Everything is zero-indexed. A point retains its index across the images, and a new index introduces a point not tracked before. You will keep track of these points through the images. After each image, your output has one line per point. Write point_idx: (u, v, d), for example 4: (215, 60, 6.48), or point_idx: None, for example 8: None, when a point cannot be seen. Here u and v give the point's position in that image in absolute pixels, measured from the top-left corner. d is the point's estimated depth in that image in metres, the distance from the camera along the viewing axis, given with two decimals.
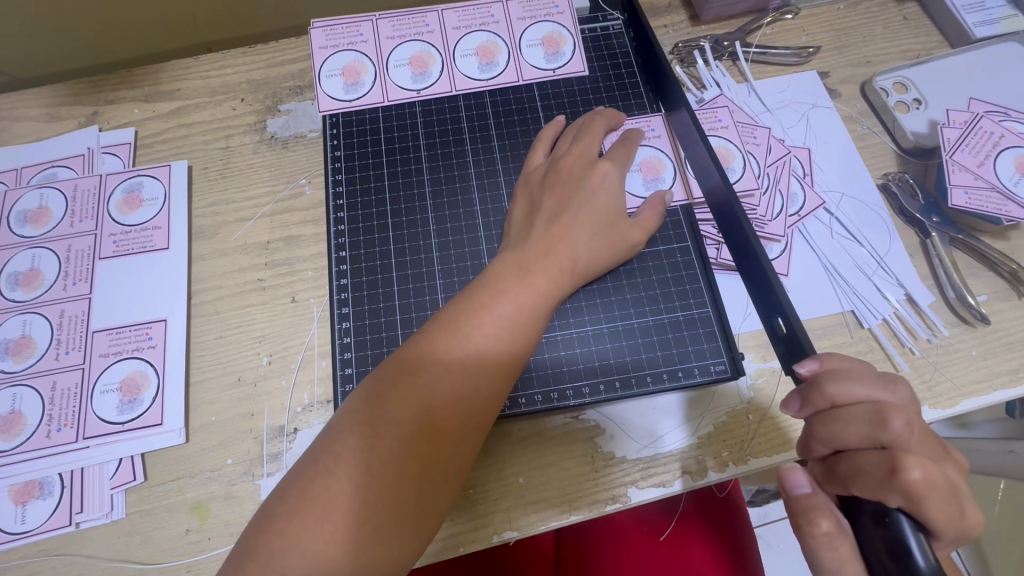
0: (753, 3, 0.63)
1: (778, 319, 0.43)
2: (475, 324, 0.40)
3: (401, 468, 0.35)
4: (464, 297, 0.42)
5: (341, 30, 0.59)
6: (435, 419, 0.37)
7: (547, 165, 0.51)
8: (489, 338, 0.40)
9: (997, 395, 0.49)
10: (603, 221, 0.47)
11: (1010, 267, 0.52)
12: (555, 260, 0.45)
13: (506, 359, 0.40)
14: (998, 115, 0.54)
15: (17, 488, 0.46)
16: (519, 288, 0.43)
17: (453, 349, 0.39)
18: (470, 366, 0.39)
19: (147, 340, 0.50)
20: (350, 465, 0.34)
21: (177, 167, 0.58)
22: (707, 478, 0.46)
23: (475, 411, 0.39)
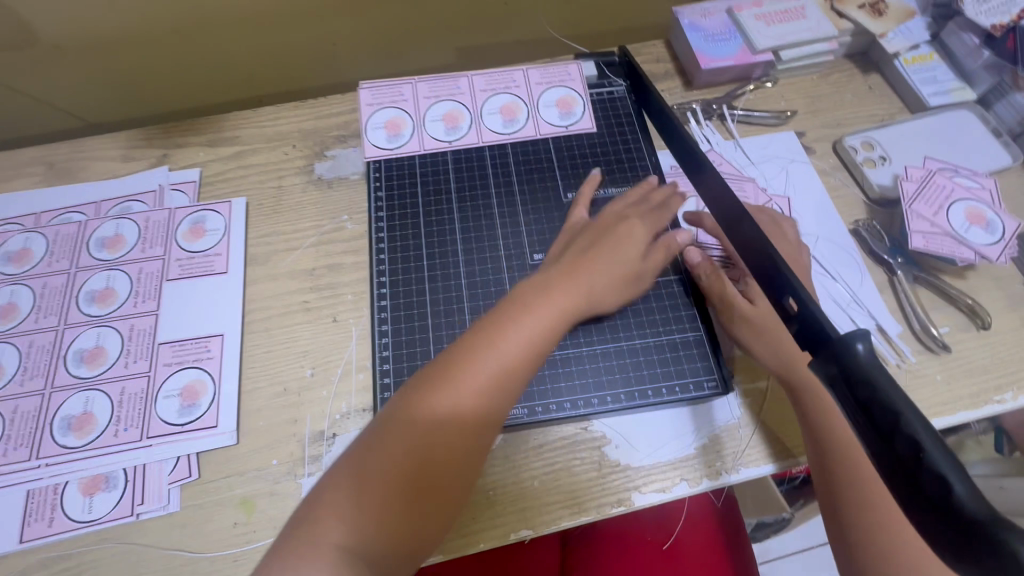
0: (737, 73, 0.73)
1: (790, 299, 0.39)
2: (462, 373, 0.45)
3: (386, 508, 0.41)
4: (458, 348, 0.47)
5: (386, 90, 0.68)
6: (421, 462, 0.43)
7: (577, 227, 0.58)
8: (478, 390, 0.45)
9: (960, 416, 0.55)
10: (605, 257, 0.53)
11: (967, 302, 0.59)
12: (572, 282, 0.51)
13: (488, 410, 0.45)
14: (949, 172, 0.62)
15: (86, 481, 0.51)
16: (511, 334, 0.47)
17: (441, 402, 0.44)
18: (453, 415, 0.44)
19: (206, 352, 0.57)
20: (345, 507, 0.40)
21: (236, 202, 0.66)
22: (702, 484, 0.52)
23: (459, 454, 0.44)
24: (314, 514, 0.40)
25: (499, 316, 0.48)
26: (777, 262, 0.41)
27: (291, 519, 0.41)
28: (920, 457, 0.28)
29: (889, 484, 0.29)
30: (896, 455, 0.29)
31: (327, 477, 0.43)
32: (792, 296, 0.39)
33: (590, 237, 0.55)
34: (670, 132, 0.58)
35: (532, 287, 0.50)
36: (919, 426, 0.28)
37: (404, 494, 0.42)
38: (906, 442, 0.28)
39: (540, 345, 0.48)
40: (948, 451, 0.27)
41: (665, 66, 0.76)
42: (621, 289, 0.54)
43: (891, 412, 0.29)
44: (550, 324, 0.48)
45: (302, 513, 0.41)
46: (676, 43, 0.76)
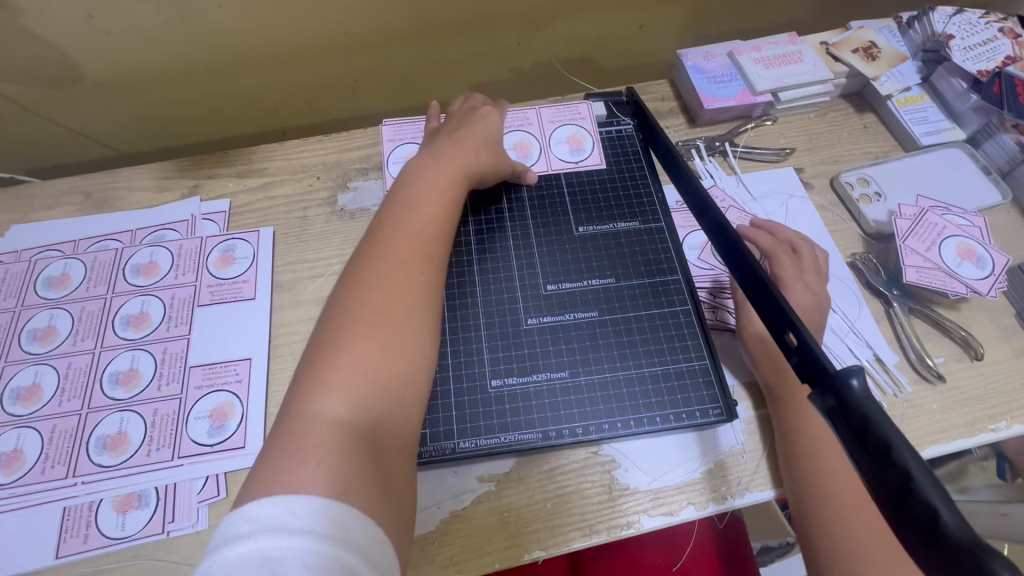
0: (738, 112, 0.77)
1: (789, 334, 0.42)
2: (379, 273, 0.47)
3: (359, 397, 0.41)
4: (365, 265, 0.48)
5: (407, 129, 0.76)
6: (373, 349, 0.43)
7: (436, 142, 0.65)
8: (395, 269, 0.48)
9: (955, 444, 0.57)
10: (467, 167, 0.60)
11: (960, 334, 0.62)
12: (454, 193, 0.57)
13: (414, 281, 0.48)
14: (940, 209, 0.66)
15: (119, 499, 0.54)
16: (412, 239, 0.51)
17: (362, 304, 0.45)
18: (386, 306, 0.46)
19: (235, 375, 0.60)
20: (320, 416, 0.39)
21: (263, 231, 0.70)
22: (708, 509, 0.54)
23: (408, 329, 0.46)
24: (287, 426, 0.39)
25: (397, 219, 0.52)
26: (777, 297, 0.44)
27: (260, 457, 0.38)
28: (910, 486, 0.30)
29: (884, 510, 0.32)
30: (889, 484, 0.31)
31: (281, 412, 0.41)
32: (792, 332, 0.41)
33: (428, 163, 0.59)
34: (670, 162, 0.61)
35: (397, 202, 0.54)
36: (909, 457, 0.31)
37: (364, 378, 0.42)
38: (897, 471, 0.31)
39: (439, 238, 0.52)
40: (933, 478, 0.30)
41: (670, 105, 0.80)
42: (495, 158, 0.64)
43: (884, 442, 0.32)
44: (441, 215, 0.54)
45: (271, 442, 0.39)
46: (680, 83, 0.81)
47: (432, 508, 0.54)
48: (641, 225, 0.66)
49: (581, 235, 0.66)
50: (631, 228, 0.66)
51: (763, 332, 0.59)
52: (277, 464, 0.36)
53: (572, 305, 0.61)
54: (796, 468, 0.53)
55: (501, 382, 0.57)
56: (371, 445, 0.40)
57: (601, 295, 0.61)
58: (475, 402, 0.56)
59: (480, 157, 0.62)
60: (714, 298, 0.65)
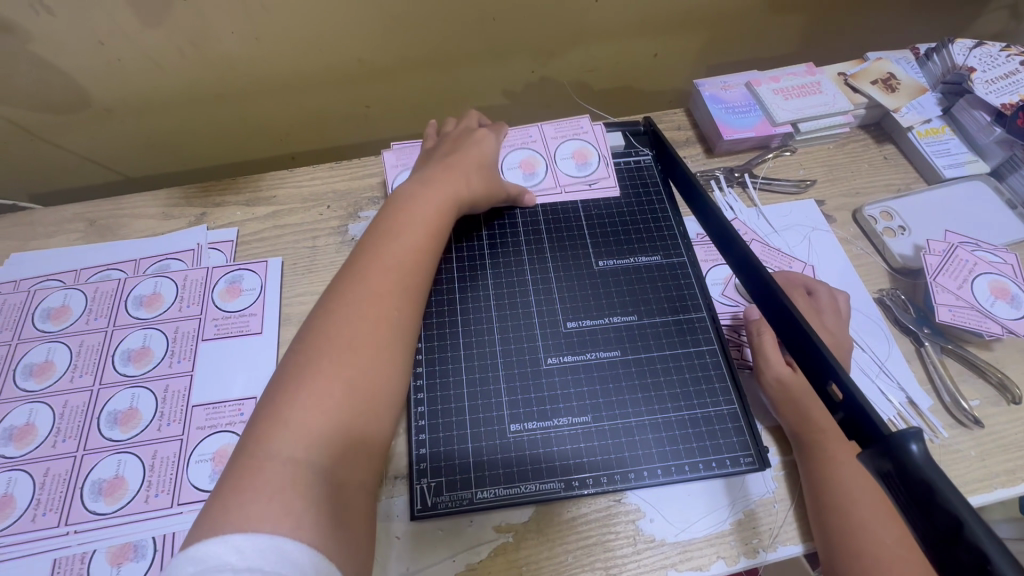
0: (757, 142, 0.76)
1: (831, 385, 0.40)
2: (352, 301, 0.47)
3: (320, 431, 0.40)
4: (335, 290, 0.48)
5: (408, 153, 0.73)
6: (340, 380, 0.43)
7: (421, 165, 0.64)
8: (370, 298, 0.47)
9: (998, 494, 0.54)
10: (456, 190, 0.58)
11: (996, 376, 0.59)
12: (442, 212, 0.56)
13: (388, 307, 0.47)
14: (969, 245, 0.64)
15: (114, 550, 0.50)
16: (389, 263, 0.50)
17: (331, 332, 0.45)
18: (353, 334, 0.45)
19: (239, 415, 0.57)
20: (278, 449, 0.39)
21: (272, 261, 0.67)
22: (739, 564, 0.51)
23: (377, 360, 0.45)
24: (242, 460, 0.39)
25: (378, 242, 0.51)
26: (807, 331, 0.42)
27: (211, 495, 0.37)
28: (987, 568, 0.27)
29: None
30: (962, 565, 0.28)
31: (239, 444, 0.40)
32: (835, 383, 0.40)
33: (414, 183, 0.58)
34: (693, 196, 0.59)
35: (383, 225, 0.53)
36: (982, 533, 0.28)
37: (328, 411, 0.41)
38: (972, 550, 0.28)
39: (421, 261, 0.52)
40: (1012, 557, 0.27)
41: (687, 134, 0.79)
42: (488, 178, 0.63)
43: (952, 515, 0.29)
44: (425, 240, 0.53)
45: (227, 475, 0.38)
46: (697, 112, 0.79)
47: (449, 561, 0.51)
48: (663, 260, 0.64)
49: (601, 269, 0.64)
50: (653, 263, 0.64)
51: (784, 377, 0.56)
52: (229, 497, 0.36)
53: (593, 344, 0.58)
54: (823, 519, 0.50)
55: (521, 428, 0.54)
56: (331, 483, 0.39)
57: (623, 334, 0.59)
58: (494, 449, 0.53)
59: (471, 181, 0.60)
60: (739, 336, 0.62)
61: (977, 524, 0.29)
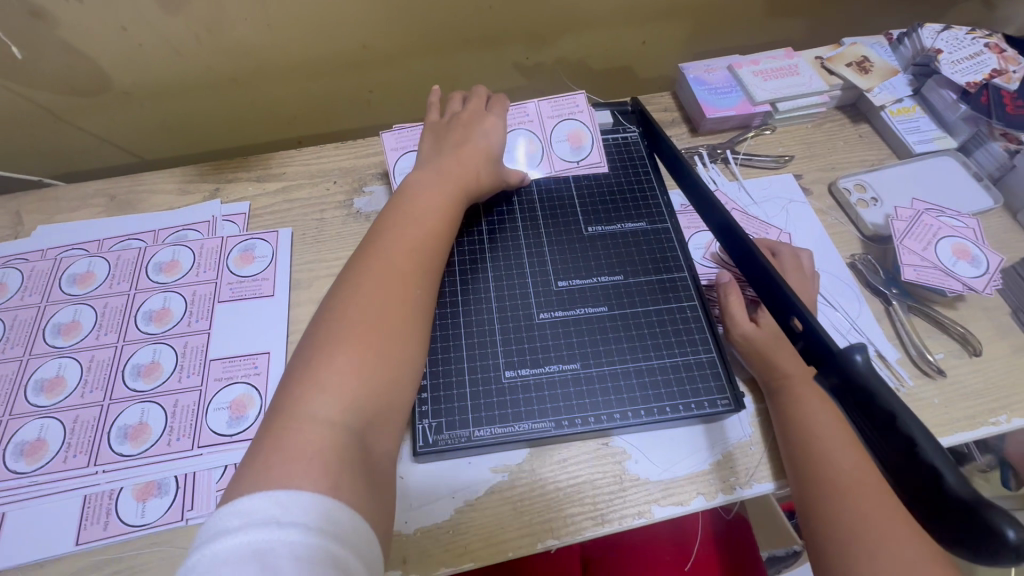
0: (738, 121, 0.80)
1: (794, 319, 0.44)
2: (374, 282, 0.49)
3: (353, 391, 0.43)
4: (356, 265, 0.51)
5: (408, 134, 0.76)
6: (368, 345, 0.46)
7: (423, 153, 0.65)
8: (391, 272, 0.50)
9: (958, 436, 0.58)
10: (467, 183, 0.62)
11: (959, 330, 0.64)
12: (455, 195, 0.60)
13: (408, 278, 0.51)
14: (935, 212, 0.69)
15: (140, 487, 0.55)
16: (406, 240, 0.53)
17: (357, 301, 0.48)
18: (378, 303, 0.48)
19: (254, 368, 0.61)
20: (312, 419, 0.41)
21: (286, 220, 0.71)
22: (718, 499, 0.55)
23: (400, 328, 0.48)
24: (274, 430, 0.41)
25: (397, 230, 0.54)
26: (779, 283, 0.46)
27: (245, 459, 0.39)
28: (915, 452, 0.32)
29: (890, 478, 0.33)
30: (895, 453, 0.33)
31: (268, 417, 0.42)
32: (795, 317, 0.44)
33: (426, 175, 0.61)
34: (681, 169, 0.63)
35: (401, 207, 0.57)
36: (912, 425, 0.32)
37: (358, 374, 0.44)
38: (903, 439, 0.32)
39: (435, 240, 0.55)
40: (936, 441, 0.32)
41: (673, 115, 0.83)
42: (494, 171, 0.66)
43: (889, 412, 0.34)
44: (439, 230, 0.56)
45: (261, 439, 0.40)
46: (682, 94, 0.84)
47: (448, 497, 0.55)
48: (648, 226, 0.69)
49: (590, 235, 0.68)
50: (638, 229, 0.69)
51: (748, 333, 0.60)
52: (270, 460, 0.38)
53: (582, 301, 0.63)
54: (793, 456, 0.54)
55: (514, 373, 0.58)
56: (361, 446, 0.42)
57: (610, 292, 0.64)
58: (489, 393, 0.58)
59: (480, 175, 0.64)
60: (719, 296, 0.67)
61: (909, 418, 0.33)
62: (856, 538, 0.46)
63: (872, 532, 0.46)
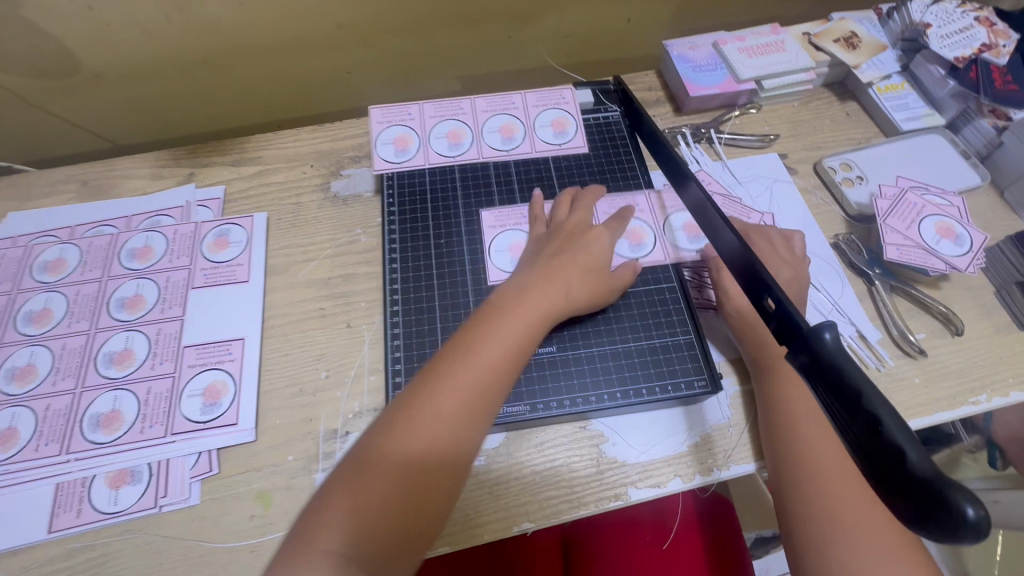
0: (722, 100, 0.79)
1: (767, 299, 0.43)
2: (452, 376, 0.48)
3: (377, 522, 0.42)
4: (444, 358, 0.49)
5: (395, 110, 0.74)
6: (413, 469, 0.44)
7: (550, 230, 0.64)
8: (476, 367, 0.48)
9: (938, 416, 0.58)
10: (551, 307, 0.55)
11: (941, 310, 0.63)
12: (550, 292, 0.56)
13: (479, 418, 0.47)
14: (920, 190, 0.67)
15: (112, 475, 0.54)
16: (493, 348, 0.50)
17: (430, 412, 0.46)
18: (448, 426, 0.46)
19: (228, 354, 0.61)
20: (338, 524, 0.41)
21: (509, 240, 0.66)
22: (695, 481, 0.55)
23: (454, 465, 0.46)
24: (311, 524, 0.42)
25: (490, 320, 0.52)
26: (753, 262, 0.45)
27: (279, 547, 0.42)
28: (879, 430, 0.31)
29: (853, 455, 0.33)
30: (860, 431, 0.32)
31: (309, 509, 0.43)
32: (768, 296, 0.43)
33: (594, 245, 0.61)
34: (660, 148, 0.61)
35: (512, 291, 0.55)
36: (878, 403, 0.32)
37: (389, 497, 0.43)
38: (867, 417, 0.32)
39: (516, 371, 0.51)
40: (901, 419, 0.31)
41: (657, 94, 0.82)
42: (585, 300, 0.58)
43: (855, 389, 0.33)
44: (518, 348, 0.52)
45: (295, 529, 0.42)
46: (667, 73, 0.82)
47: None
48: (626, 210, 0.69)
49: None
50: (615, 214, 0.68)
51: (744, 312, 0.60)
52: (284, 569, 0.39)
53: None
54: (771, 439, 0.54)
55: None
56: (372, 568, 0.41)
57: None
58: None
59: (572, 291, 0.57)
60: (700, 277, 0.66)
61: (875, 395, 0.32)
62: (826, 519, 0.47)
63: (840, 517, 0.47)
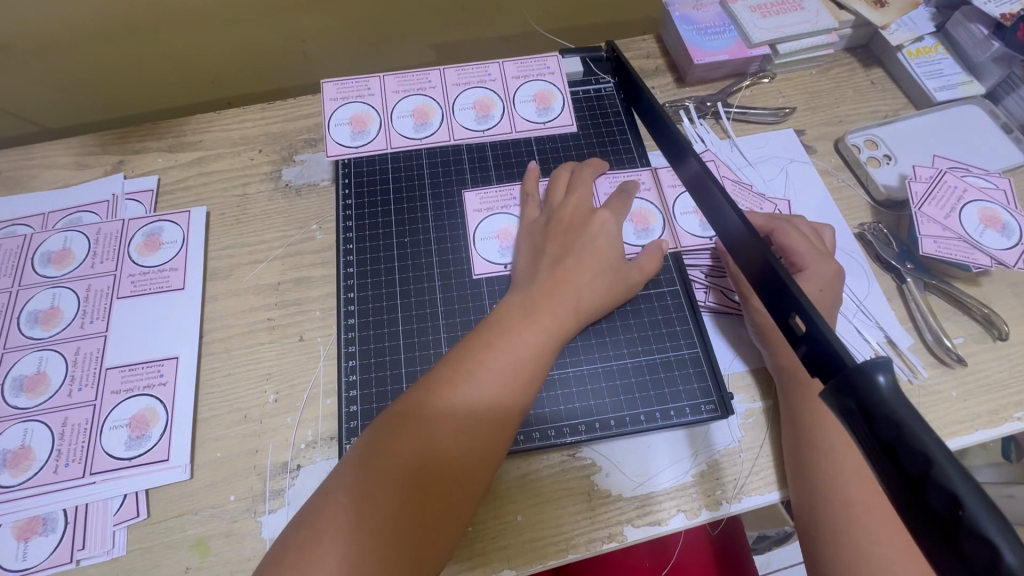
0: (731, 68, 0.69)
1: (794, 317, 0.35)
2: (477, 360, 0.44)
3: (390, 501, 0.38)
4: (474, 336, 0.46)
5: (351, 84, 0.64)
6: (429, 465, 0.40)
7: (545, 215, 0.56)
8: (504, 352, 0.45)
9: (979, 435, 0.51)
10: (571, 300, 0.49)
11: (983, 311, 0.55)
12: (558, 302, 0.49)
13: (509, 402, 0.44)
14: (961, 171, 0.59)
15: (20, 524, 0.46)
16: (525, 328, 0.47)
17: (457, 390, 0.43)
18: (476, 407, 0.43)
19: (158, 377, 0.52)
20: (342, 516, 0.38)
21: (495, 225, 0.59)
22: (700, 517, 0.47)
23: (478, 452, 0.42)
24: (316, 516, 0.38)
25: (518, 303, 0.48)
26: (775, 267, 0.36)
27: (275, 551, 0.38)
28: (960, 516, 0.23)
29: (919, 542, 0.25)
30: (930, 512, 0.24)
31: (317, 499, 0.40)
32: (795, 314, 0.34)
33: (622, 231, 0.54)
34: (659, 127, 0.51)
35: (522, 290, 0.50)
36: (957, 477, 0.24)
37: (403, 490, 0.39)
38: (941, 495, 0.24)
39: (547, 356, 0.47)
40: (989, 502, 0.23)
41: (656, 62, 0.72)
42: (608, 292, 0.52)
43: (921, 455, 0.25)
44: (548, 334, 0.47)
45: (297, 525, 0.38)
46: (667, 38, 0.72)
47: None
48: None
49: None
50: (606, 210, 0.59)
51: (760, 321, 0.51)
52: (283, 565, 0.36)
53: None
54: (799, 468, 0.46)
55: None
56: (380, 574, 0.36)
57: None
58: None
59: (595, 285, 0.51)
60: (705, 276, 0.58)
61: (950, 466, 0.24)
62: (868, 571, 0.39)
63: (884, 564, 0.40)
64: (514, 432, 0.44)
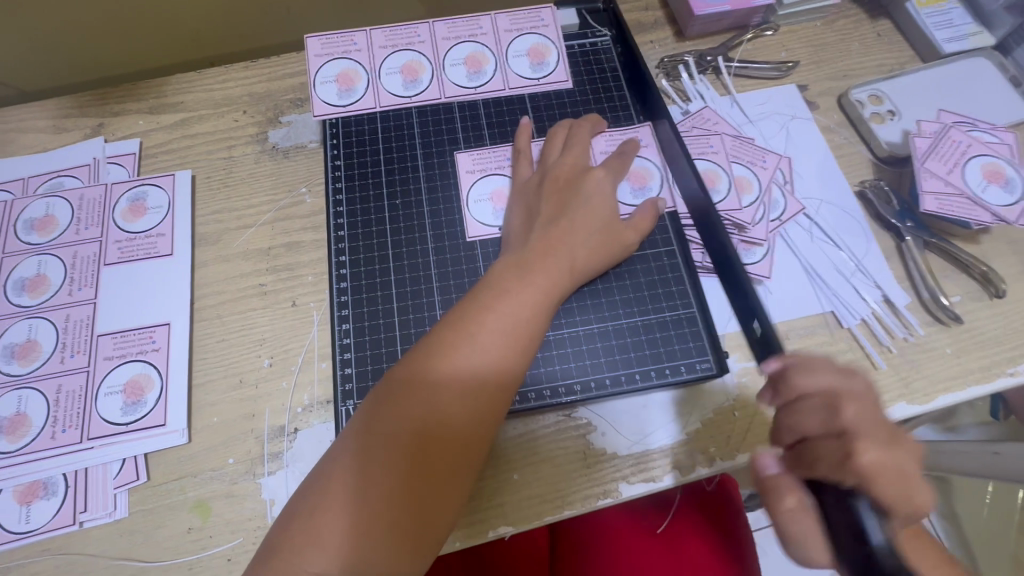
0: (733, 20, 0.66)
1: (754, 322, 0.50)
2: (475, 325, 0.44)
3: (395, 468, 0.38)
4: (469, 300, 0.46)
5: (336, 39, 0.61)
6: (431, 430, 0.40)
7: (539, 174, 0.54)
8: (502, 317, 0.44)
9: (971, 391, 0.51)
10: (567, 262, 0.49)
11: (981, 269, 0.54)
12: (553, 264, 0.48)
13: (508, 364, 0.43)
14: (966, 126, 0.57)
15: (22, 489, 0.47)
16: (521, 289, 0.46)
17: (457, 356, 0.42)
18: (475, 372, 0.42)
19: (151, 343, 0.52)
20: (346, 483, 0.38)
21: (489, 188, 0.57)
22: (694, 474, 0.48)
23: (480, 416, 0.42)
24: (323, 484, 0.39)
25: (517, 267, 0.47)
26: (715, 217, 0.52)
27: (286, 516, 0.38)
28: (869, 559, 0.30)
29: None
30: None
31: (322, 467, 0.40)
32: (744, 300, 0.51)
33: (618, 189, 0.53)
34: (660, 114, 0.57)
35: (516, 255, 0.49)
36: None
37: (406, 455, 0.39)
38: None
39: (547, 316, 0.46)
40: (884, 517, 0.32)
41: (655, 14, 0.68)
42: (604, 251, 0.51)
43: None
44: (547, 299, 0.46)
45: (304, 490, 0.39)
46: None
47: None
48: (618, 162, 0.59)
49: None
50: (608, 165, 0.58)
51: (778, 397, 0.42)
52: (294, 534, 0.37)
53: None
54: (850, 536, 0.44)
55: None
56: (388, 538, 0.37)
57: None
58: None
59: (590, 244, 0.50)
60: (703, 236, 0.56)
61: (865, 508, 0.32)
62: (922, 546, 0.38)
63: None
64: (514, 394, 0.44)
